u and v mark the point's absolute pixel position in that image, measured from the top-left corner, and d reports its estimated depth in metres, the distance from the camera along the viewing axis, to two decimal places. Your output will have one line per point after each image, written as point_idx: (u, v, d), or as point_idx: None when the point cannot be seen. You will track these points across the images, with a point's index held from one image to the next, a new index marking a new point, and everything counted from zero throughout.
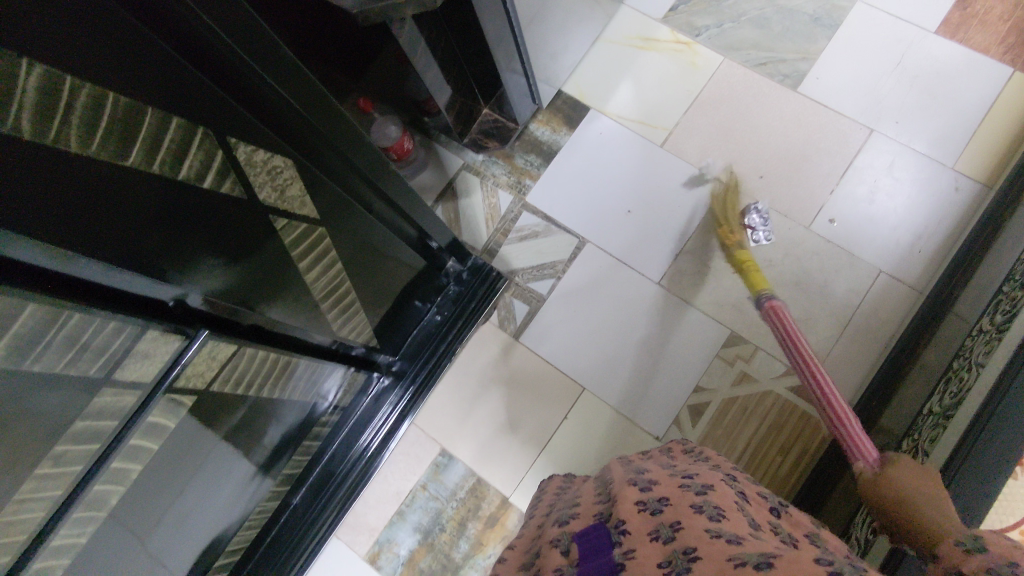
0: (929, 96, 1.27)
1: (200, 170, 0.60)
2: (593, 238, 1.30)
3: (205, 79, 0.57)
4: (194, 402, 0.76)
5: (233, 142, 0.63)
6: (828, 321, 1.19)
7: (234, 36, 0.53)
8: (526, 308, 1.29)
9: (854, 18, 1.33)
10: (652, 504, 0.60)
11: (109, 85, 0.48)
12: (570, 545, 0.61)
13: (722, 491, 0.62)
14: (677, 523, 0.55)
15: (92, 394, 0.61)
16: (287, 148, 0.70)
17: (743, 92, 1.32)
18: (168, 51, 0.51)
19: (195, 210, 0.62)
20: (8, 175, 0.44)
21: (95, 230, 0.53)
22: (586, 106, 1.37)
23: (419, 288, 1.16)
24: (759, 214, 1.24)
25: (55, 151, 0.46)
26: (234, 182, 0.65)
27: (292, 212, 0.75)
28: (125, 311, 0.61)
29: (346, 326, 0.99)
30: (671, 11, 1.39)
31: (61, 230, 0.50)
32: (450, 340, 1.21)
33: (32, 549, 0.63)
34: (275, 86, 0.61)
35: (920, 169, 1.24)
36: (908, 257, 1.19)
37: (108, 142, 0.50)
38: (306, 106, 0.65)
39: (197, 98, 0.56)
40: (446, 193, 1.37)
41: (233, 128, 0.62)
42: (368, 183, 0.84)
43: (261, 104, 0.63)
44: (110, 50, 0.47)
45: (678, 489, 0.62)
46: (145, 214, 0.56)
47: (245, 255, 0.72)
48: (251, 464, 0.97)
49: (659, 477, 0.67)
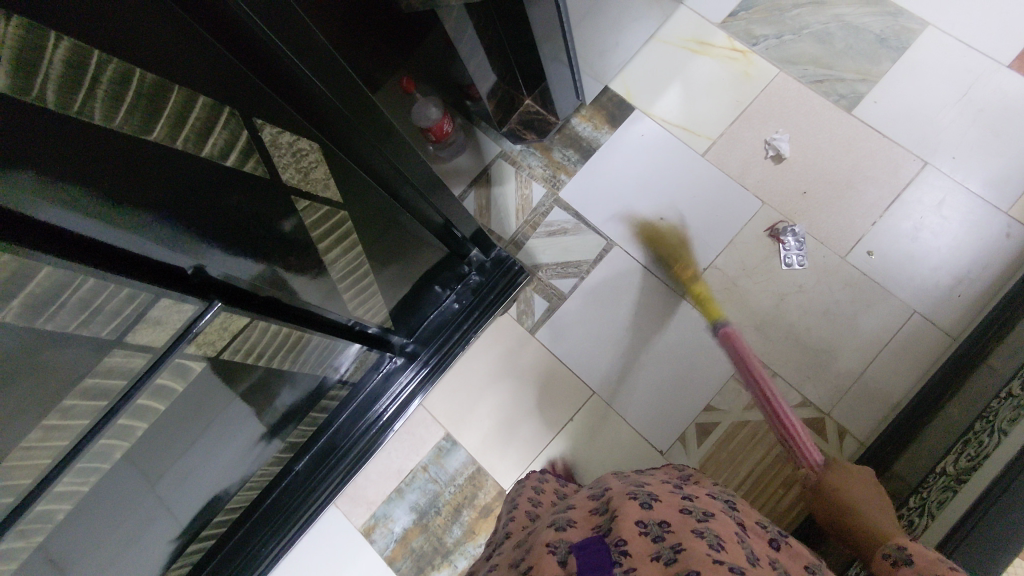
0: (992, 133, 1.21)
1: (224, 149, 0.60)
2: (623, 243, 1.28)
3: (233, 58, 0.56)
4: (205, 368, 0.78)
5: (259, 124, 0.62)
6: (853, 356, 1.16)
7: (259, 14, 0.53)
8: (546, 304, 1.28)
9: (922, 42, 1.27)
10: (654, 527, 0.59)
11: (135, 61, 0.48)
12: (567, 554, 0.58)
13: (722, 520, 0.63)
14: (679, 546, 0.56)
15: (102, 354, 0.63)
16: (314, 132, 0.70)
17: (795, 109, 1.28)
18: (196, 29, 0.51)
19: (216, 186, 0.62)
20: (25, 140, 0.45)
21: (113, 198, 0.54)
22: (631, 105, 1.34)
23: (441, 275, 1.15)
24: (794, 238, 1.22)
25: (77, 121, 0.47)
26: (258, 163, 0.65)
27: (315, 195, 0.75)
28: (142, 277, 0.62)
29: (361, 306, 1.00)
30: (731, 17, 1.34)
31: (77, 194, 0.51)
32: (464, 329, 1.20)
33: (35, 493, 0.65)
34: (302, 67, 0.60)
35: (971, 210, 1.18)
36: (943, 299, 1.15)
37: (133, 117, 0.50)
38: (333, 89, 0.64)
39: (224, 78, 0.56)
40: (480, 179, 1.36)
41: (259, 108, 0.61)
42: (394, 170, 0.83)
43: (287, 85, 0.63)
44: (135, 26, 0.46)
45: (678, 514, 0.62)
46: (166, 185, 0.57)
47: (265, 233, 0.72)
48: (261, 426, 0.98)
49: (659, 494, 0.68)
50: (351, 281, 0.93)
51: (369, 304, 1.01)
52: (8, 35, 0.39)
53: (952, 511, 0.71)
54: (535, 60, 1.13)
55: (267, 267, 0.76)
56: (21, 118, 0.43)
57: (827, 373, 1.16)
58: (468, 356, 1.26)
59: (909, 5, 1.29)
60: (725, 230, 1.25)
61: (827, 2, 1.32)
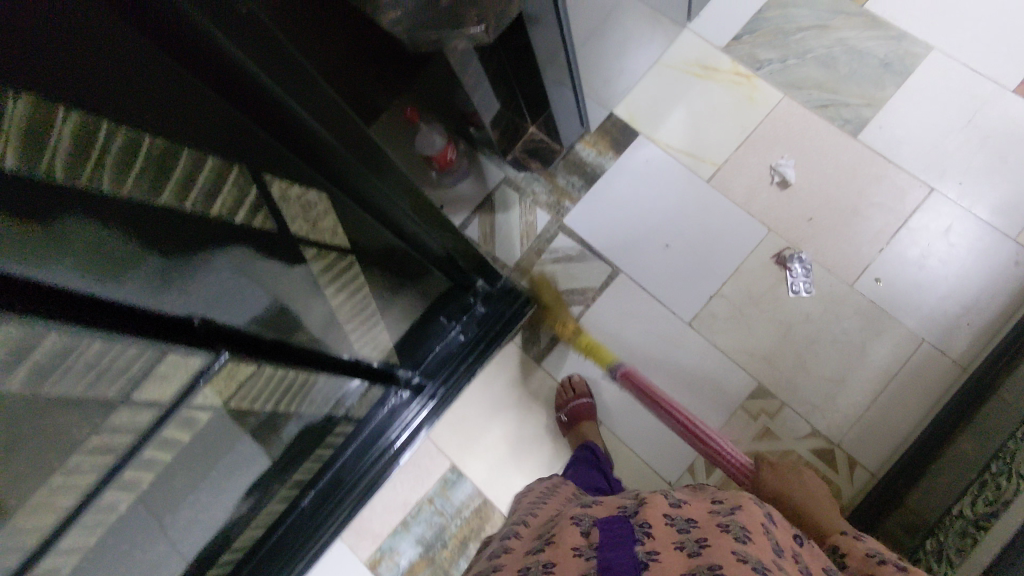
0: (999, 159, 1.21)
1: (233, 205, 0.59)
2: (629, 270, 1.27)
3: (243, 116, 0.55)
4: (212, 416, 0.76)
5: (267, 177, 0.61)
6: (862, 385, 1.16)
7: (268, 71, 0.52)
8: (551, 332, 1.27)
9: (927, 66, 1.26)
10: (680, 521, 0.63)
11: (148, 130, 0.47)
12: (591, 529, 0.63)
13: (750, 511, 0.65)
14: (704, 541, 0.58)
15: (109, 413, 0.61)
16: (321, 179, 0.69)
17: (800, 134, 1.28)
18: (207, 92, 0.50)
19: (225, 240, 0.61)
20: (35, 213, 0.43)
21: (123, 256, 0.52)
22: (635, 131, 1.33)
23: (444, 305, 1.14)
24: (801, 265, 1.22)
25: (87, 191, 0.46)
26: (266, 215, 0.64)
27: (322, 242, 0.75)
28: (149, 332, 0.61)
29: (359, 340, 0.97)
30: (734, 41, 1.33)
31: (84, 259, 0.49)
32: (471, 361, 1.18)
33: (39, 554, 0.64)
34: (310, 118, 0.59)
35: (978, 236, 1.19)
36: (954, 327, 1.16)
37: (143, 181, 0.49)
38: (340, 135, 0.64)
39: (233, 136, 0.55)
40: (483, 206, 1.35)
41: (263, 161, 0.60)
42: (400, 209, 0.82)
43: (297, 139, 0.62)
44: (145, 96, 0.46)
45: (706, 513, 0.65)
46: (174, 243, 0.56)
47: (274, 281, 0.71)
48: (267, 460, 0.96)
49: (688, 498, 0.70)
50: (351, 317, 0.91)
51: (370, 337, 0.99)
52: (16, 112, 0.38)
53: (972, 559, 0.71)
54: (541, 89, 1.12)
55: (274, 313, 0.75)
56: (33, 191, 0.42)
57: (837, 402, 1.16)
58: (473, 386, 1.25)
59: (914, 28, 1.28)
60: (731, 256, 1.24)
61: (831, 26, 1.31)
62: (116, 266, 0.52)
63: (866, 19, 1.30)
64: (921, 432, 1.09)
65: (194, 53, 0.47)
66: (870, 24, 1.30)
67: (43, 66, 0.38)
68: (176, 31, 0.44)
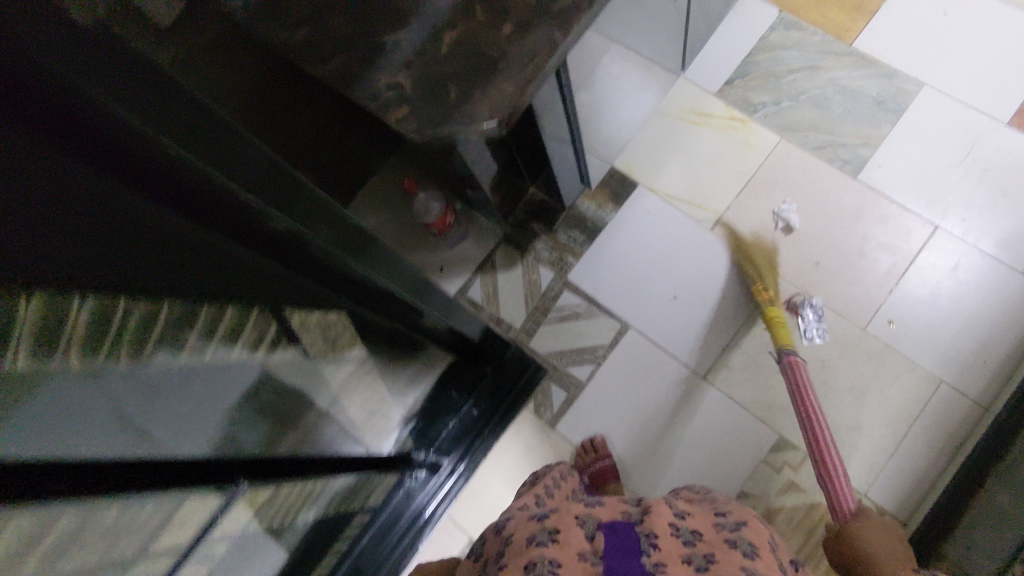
0: (1000, 192, 1.20)
1: (249, 340, 0.59)
2: (638, 325, 1.24)
3: (280, 268, 0.55)
4: (228, 543, 0.71)
5: (289, 310, 0.62)
6: (884, 432, 1.14)
7: (318, 236, 0.52)
8: (564, 394, 1.23)
9: (920, 103, 1.27)
10: (686, 533, 0.61)
11: (175, 298, 0.46)
12: (595, 531, 0.60)
13: (755, 527, 0.65)
14: (712, 556, 0.57)
15: (123, 571, 0.57)
16: (347, 304, 0.69)
17: (800, 177, 1.27)
18: (243, 254, 0.50)
19: (241, 372, 0.60)
20: (56, 400, 0.41)
21: (131, 404, 0.48)
22: (635, 181, 1.31)
23: (455, 377, 1.11)
24: (812, 311, 1.18)
25: (108, 365, 0.44)
26: (281, 343, 0.64)
27: (333, 347, 0.76)
28: (177, 483, 0.57)
29: (366, 424, 0.96)
30: (726, 85, 1.33)
31: (104, 425, 0.47)
32: (486, 434, 1.13)
33: None
34: (349, 263, 0.59)
35: (986, 271, 1.18)
36: (970, 367, 1.15)
37: (165, 340, 0.48)
38: (373, 272, 0.63)
39: (263, 284, 0.55)
40: (485, 265, 1.32)
41: (279, 290, 0.57)
42: (418, 313, 0.83)
43: (330, 277, 0.61)
44: (176, 268, 0.45)
45: (712, 528, 0.64)
46: (194, 388, 0.54)
47: (288, 391, 0.70)
48: (278, 557, 0.90)
49: (692, 507, 0.70)
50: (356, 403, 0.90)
51: (377, 417, 0.98)
52: (29, 317, 0.36)
53: None
54: (540, 151, 1.06)
55: (284, 421, 0.74)
56: (53, 380, 0.40)
57: (860, 451, 1.14)
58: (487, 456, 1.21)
59: (903, 67, 1.29)
60: (741, 305, 1.22)
61: (822, 66, 1.31)
62: (122, 425, 0.48)
63: (856, 59, 1.31)
64: (949, 478, 1.06)
65: (217, 212, 0.44)
66: (860, 63, 1.30)
67: (74, 265, 0.38)
68: (200, 196, 0.41)
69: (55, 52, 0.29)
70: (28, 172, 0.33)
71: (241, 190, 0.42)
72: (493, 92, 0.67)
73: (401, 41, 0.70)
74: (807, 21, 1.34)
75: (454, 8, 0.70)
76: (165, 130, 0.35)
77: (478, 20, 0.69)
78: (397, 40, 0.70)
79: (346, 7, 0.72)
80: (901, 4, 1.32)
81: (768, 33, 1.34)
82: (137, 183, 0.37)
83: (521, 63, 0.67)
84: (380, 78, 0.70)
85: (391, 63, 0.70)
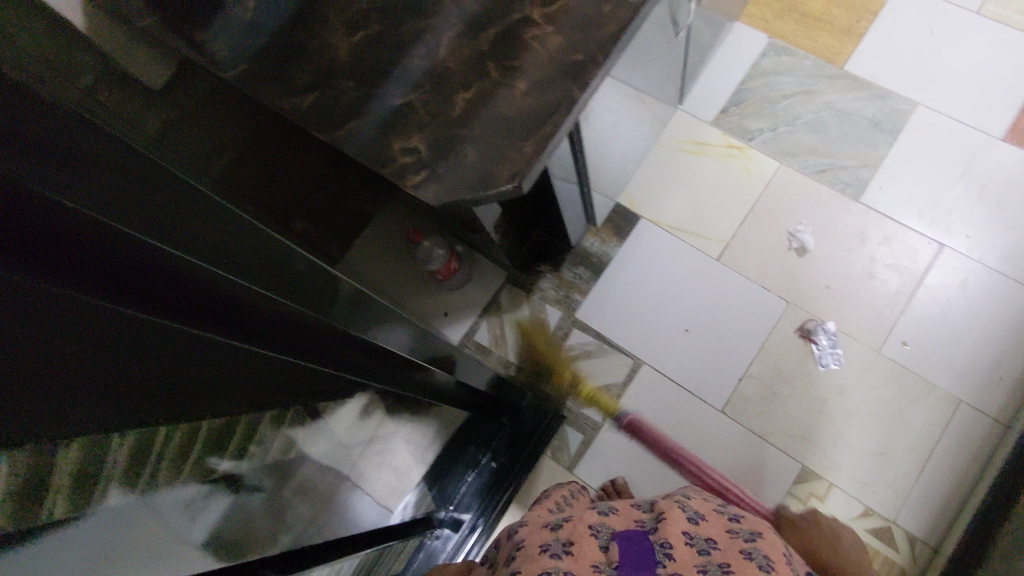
0: (1001, 209, 1.21)
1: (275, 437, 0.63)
2: (650, 361, 1.22)
3: (313, 372, 0.61)
4: None
5: (314, 407, 0.68)
6: (907, 456, 1.12)
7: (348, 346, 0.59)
8: (581, 436, 1.18)
9: (914, 123, 1.27)
10: (701, 542, 0.57)
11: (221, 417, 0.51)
12: (609, 542, 0.58)
13: (770, 538, 0.59)
14: (727, 567, 0.53)
15: None
16: (370, 393, 0.75)
17: (802, 202, 1.26)
18: (285, 368, 0.56)
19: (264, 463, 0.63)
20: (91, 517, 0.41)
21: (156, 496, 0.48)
22: (637, 214, 1.30)
23: (475, 432, 1.08)
24: (826, 336, 1.19)
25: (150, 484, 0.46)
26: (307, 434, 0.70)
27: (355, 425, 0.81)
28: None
29: (376, 474, 0.90)
30: (722, 113, 1.33)
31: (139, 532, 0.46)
32: (508, 488, 1.10)
33: None
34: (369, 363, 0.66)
35: (993, 287, 1.17)
36: (986, 385, 1.14)
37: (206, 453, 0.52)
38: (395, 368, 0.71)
39: (298, 391, 0.61)
40: (490, 308, 1.28)
41: (279, 375, 0.57)
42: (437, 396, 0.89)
43: (356, 373, 0.68)
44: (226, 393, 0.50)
45: (726, 535, 0.59)
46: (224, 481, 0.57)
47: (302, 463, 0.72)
48: None
49: (706, 509, 0.65)
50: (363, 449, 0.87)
51: (389, 466, 0.93)
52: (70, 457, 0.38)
53: None
54: (548, 191, 1.00)
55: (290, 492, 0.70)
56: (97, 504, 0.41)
57: (885, 477, 1.12)
58: None
59: (896, 87, 1.30)
60: (753, 336, 1.21)
61: (816, 90, 1.32)
62: (150, 523, 0.47)
63: (848, 82, 1.32)
64: (978, 499, 1.04)
65: (267, 336, 0.50)
66: (853, 86, 1.31)
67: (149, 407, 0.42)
68: (220, 303, 0.43)
69: (48, 171, 0.31)
70: (41, 308, 0.33)
71: (233, 279, 0.42)
72: (513, 150, 0.64)
73: (413, 101, 0.68)
74: (798, 46, 1.35)
75: (467, 66, 0.68)
76: (151, 230, 0.36)
77: (493, 76, 0.67)
78: (409, 101, 0.68)
79: (355, 70, 0.70)
80: (890, 25, 1.33)
81: (759, 60, 1.35)
82: (139, 299, 0.38)
83: (540, 119, 0.65)
84: (395, 141, 0.67)
85: (404, 126, 0.67)
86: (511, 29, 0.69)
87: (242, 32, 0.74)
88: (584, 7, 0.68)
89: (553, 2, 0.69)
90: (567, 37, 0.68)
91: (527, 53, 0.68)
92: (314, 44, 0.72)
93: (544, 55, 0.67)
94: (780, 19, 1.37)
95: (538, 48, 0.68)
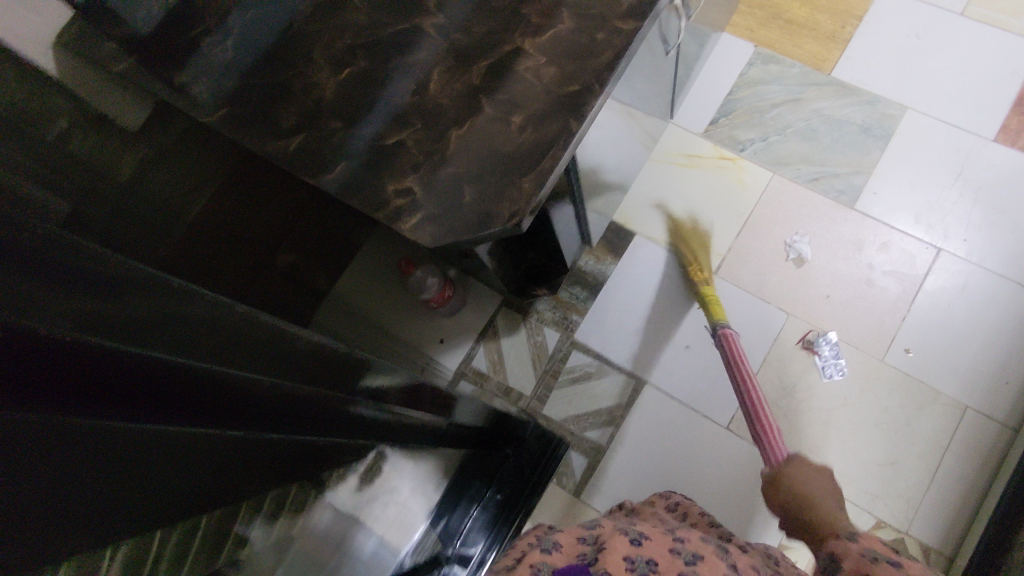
0: (996, 211, 1.20)
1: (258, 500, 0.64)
2: (653, 380, 1.19)
3: (302, 444, 0.60)
4: None
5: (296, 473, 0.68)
6: (917, 465, 1.10)
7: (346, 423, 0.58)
8: (585, 461, 1.16)
9: (905, 127, 1.27)
10: (642, 564, 0.48)
11: (212, 489, 0.51)
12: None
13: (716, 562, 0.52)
14: None
15: None
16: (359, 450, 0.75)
17: (798, 211, 1.25)
18: (276, 445, 0.55)
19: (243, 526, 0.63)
20: None
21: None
22: (631, 230, 1.28)
23: (476, 463, 1.03)
24: (828, 347, 1.17)
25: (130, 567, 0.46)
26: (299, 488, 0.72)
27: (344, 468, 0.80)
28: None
29: (378, 513, 0.88)
30: (712, 125, 1.32)
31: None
32: (514, 521, 1.07)
33: None
34: (368, 432, 0.65)
35: (994, 289, 1.17)
36: (992, 389, 1.12)
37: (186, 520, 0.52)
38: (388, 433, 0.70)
39: (283, 458, 0.60)
40: (486, 333, 1.25)
41: (265, 450, 0.54)
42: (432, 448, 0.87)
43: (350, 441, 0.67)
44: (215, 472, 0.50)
45: (670, 558, 0.50)
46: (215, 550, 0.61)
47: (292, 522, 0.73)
48: None
49: (650, 533, 0.57)
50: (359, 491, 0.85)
51: (393, 504, 0.90)
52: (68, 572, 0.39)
53: None
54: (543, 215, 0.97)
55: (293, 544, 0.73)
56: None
57: (896, 489, 1.10)
58: None
59: (884, 92, 1.29)
60: (754, 350, 1.19)
61: (804, 97, 1.31)
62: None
63: (836, 88, 1.31)
64: (992, 507, 1.02)
65: (273, 427, 0.48)
66: (841, 92, 1.30)
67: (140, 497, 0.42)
68: (230, 404, 0.41)
69: (60, 317, 0.27)
70: (37, 440, 0.30)
71: (243, 375, 0.40)
72: (512, 187, 0.62)
73: (405, 140, 0.66)
74: (784, 54, 1.34)
75: (459, 101, 0.66)
76: (167, 347, 0.33)
77: (487, 111, 0.65)
78: (400, 139, 0.66)
79: (341, 109, 0.68)
80: (875, 30, 1.33)
81: (746, 70, 1.34)
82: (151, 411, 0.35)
83: (538, 154, 0.63)
84: (388, 182, 0.64)
85: (397, 166, 0.65)
86: (503, 60, 0.67)
87: (220, 71, 0.71)
88: (577, 35, 0.66)
89: (544, 32, 0.67)
90: (561, 67, 0.65)
91: (520, 84, 0.65)
92: (298, 82, 0.69)
93: (538, 86, 0.65)
94: (765, 27, 1.36)
95: (532, 79, 0.65)
